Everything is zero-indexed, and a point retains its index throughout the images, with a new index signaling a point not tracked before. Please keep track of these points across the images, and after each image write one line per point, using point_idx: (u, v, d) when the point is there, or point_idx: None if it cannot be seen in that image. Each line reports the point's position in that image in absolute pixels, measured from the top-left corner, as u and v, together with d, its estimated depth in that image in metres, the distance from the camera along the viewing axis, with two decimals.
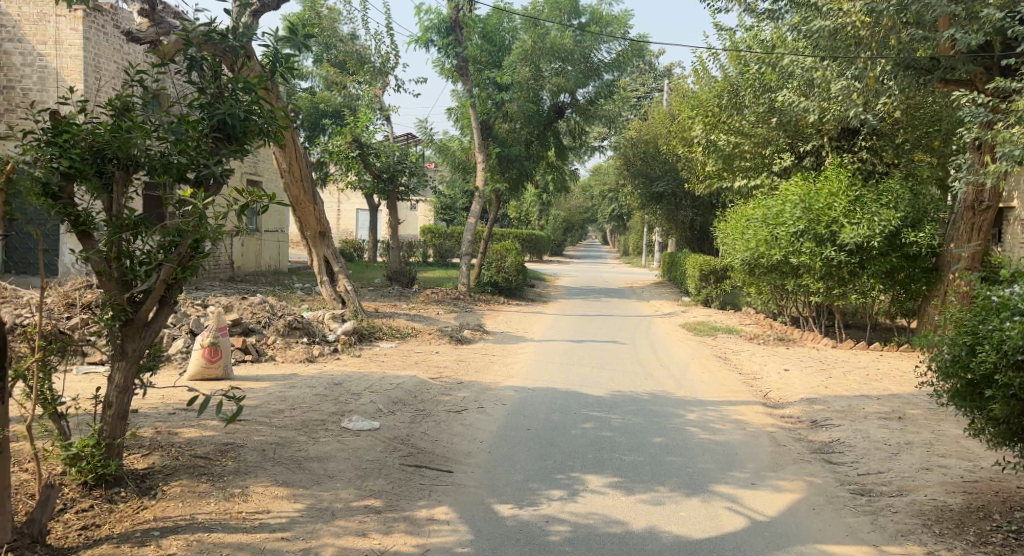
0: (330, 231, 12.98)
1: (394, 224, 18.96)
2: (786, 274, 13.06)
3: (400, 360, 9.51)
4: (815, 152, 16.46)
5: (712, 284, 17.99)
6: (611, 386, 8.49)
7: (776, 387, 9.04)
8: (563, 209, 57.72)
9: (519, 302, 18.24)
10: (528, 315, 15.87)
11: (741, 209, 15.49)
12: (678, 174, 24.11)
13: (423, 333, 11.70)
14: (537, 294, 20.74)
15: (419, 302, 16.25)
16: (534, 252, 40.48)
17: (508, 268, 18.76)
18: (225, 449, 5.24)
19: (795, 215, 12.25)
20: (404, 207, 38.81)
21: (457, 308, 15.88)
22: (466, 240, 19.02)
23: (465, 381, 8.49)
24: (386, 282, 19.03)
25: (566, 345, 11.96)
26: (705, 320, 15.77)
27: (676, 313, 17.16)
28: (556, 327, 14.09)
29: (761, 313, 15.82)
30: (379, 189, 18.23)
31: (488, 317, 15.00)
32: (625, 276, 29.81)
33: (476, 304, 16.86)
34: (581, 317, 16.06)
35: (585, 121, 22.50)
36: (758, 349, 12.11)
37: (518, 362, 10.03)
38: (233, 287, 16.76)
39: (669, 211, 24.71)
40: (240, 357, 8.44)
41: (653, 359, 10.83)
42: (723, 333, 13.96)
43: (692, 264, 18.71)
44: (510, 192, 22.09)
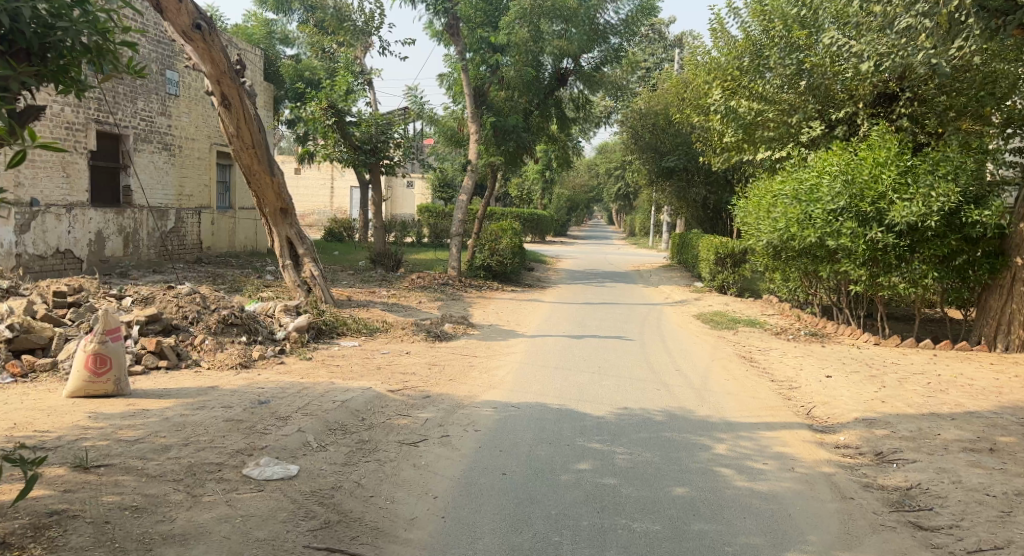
0: (293, 208, 11.20)
1: (379, 202, 17.24)
2: (822, 259, 11.30)
3: (360, 365, 7.81)
4: (851, 121, 14.63)
5: (729, 268, 16.20)
6: (616, 403, 6.75)
7: (821, 403, 7.29)
8: (568, 187, 55.87)
9: (515, 288, 16.54)
10: (525, 304, 14.16)
11: (768, 184, 13.70)
12: (690, 148, 22.27)
13: (396, 327, 9.99)
14: (536, 279, 19.02)
15: (402, 289, 14.55)
16: (537, 232, 38.74)
17: (503, 251, 17.02)
18: (44, 525, 3.56)
19: (833, 190, 10.54)
20: (400, 184, 37.09)
21: (444, 296, 14.18)
22: (457, 219, 17.28)
23: (433, 394, 6.78)
24: (370, 265, 17.33)
25: (564, 341, 10.25)
26: (722, 310, 14.02)
27: (690, 302, 15.39)
28: (554, 318, 12.37)
29: (786, 302, 14.06)
30: (361, 163, 16.43)
31: (477, 306, 13.29)
32: (632, 258, 28.06)
33: (466, 291, 15.15)
34: (583, 306, 14.33)
35: (590, 90, 20.63)
36: (788, 347, 10.37)
37: (503, 366, 8.31)
38: (196, 270, 15.08)
39: (680, 188, 22.89)
40: (152, 364, 6.74)
41: (666, 361, 9.11)
42: (745, 326, 12.22)
43: (707, 246, 16.95)
44: (508, 166, 20.28)
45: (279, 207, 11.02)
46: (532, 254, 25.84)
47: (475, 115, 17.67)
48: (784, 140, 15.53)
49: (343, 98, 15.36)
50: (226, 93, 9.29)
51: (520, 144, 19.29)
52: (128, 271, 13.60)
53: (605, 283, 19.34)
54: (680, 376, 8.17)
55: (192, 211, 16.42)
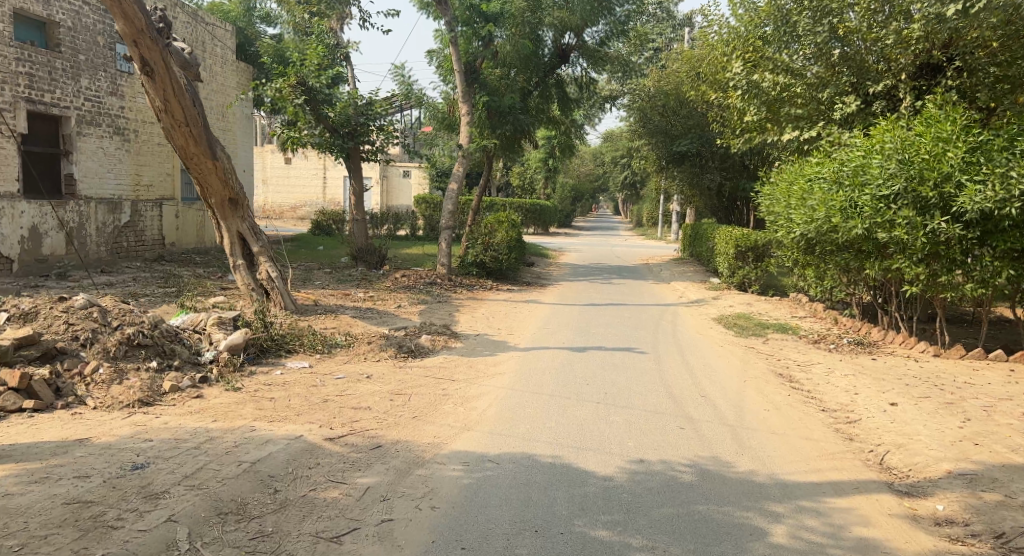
0: (245, 198, 9.56)
1: (360, 192, 15.57)
2: (869, 254, 9.58)
3: (301, 396, 6.16)
4: (890, 95, 12.88)
5: (751, 263, 14.51)
6: (629, 456, 5.06)
7: (897, 447, 5.59)
8: (573, 176, 54.18)
9: (512, 287, 14.90)
10: (521, 307, 12.49)
11: (798, 167, 11.98)
12: (703, 131, 20.52)
13: (361, 339, 8.34)
14: (537, 276, 17.38)
15: (382, 290, 12.90)
16: (540, 223, 37.05)
17: (498, 245, 15.34)
18: None
19: (886, 170, 8.81)
20: (396, 174, 35.57)
21: (429, 298, 12.53)
22: (447, 211, 15.61)
23: (386, 443, 5.13)
24: (351, 262, 15.71)
25: (564, 355, 8.60)
26: (746, 311, 12.34)
27: (708, 302, 13.70)
28: (553, 325, 10.71)
29: (819, 303, 12.34)
30: (337, 148, 14.69)
31: (466, 311, 11.61)
32: (641, 251, 26.39)
33: (456, 291, 13.51)
34: (587, 308, 12.68)
35: (594, 68, 18.93)
36: (833, 361, 8.66)
37: (486, 394, 6.63)
38: (153, 269, 13.48)
39: (691, 175, 21.17)
40: (14, 405, 5.13)
41: (688, 381, 7.44)
42: (775, 332, 10.55)
43: (725, 239, 15.26)
44: (504, 151, 18.61)
45: (228, 197, 9.40)
46: (533, 248, 24.17)
47: (467, 95, 15.96)
48: (813, 118, 13.79)
49: (315, 74, 13.63)
50: (147, 59, 7.64)
51: (518, 127, 17.61)
52: (69, 272, 12.01)
53: (611, 280, 17.70)
54: (709, 406, 6.49)
55: (152, 203, 14.81)
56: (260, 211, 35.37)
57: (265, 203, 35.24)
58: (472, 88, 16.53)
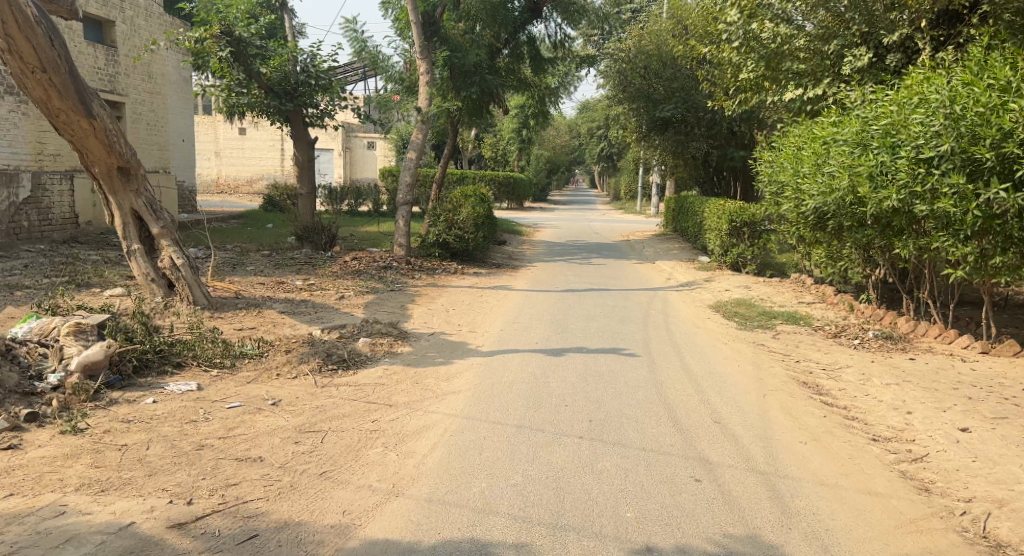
0: (137, 166, 7.69)
1: (305, 163, 13.66)
2: (902, 230, 7.98)
3: (165, 442, 4.41)
4: (904, 46, 11.21)
5: (746, 240, 12.94)
6: (628, 543, 3.42)
7: (997, 507, 3.99)
8: (549, 147, 52.33)
9: (479, 270, 13.19)
10: (487, 295, 10.79)
11: (808, 131, 10.34)
12: (688, 95, 18.83)
13: (279, 344, 6.57)
14: (508, 257, 15.68)
15: (326, 277, 11.08)
16: (514, 197, 35.29)
17: (463, 223, 13.54)
18: None
19: (930, 127, 7.20)
20: (360, 145, 33.59)
21: (381, 286, 10.77)
22: (404, 184, 13.74)
23: (265, 530, 3.42)
24: (295, 243, 13.82)
25: (536, 362, 6.92)
26: (745, 297, 10.76)
27: (700, 286, 12.11)
28: (524, 319, 9.03)
29: (829, 286, 10.79)
30: (274, 109, 12.73)
31: (422, 302, 9.87)
32: (620, 226, 24.82)
33: (413, 277, 11.75)
34: (564, 296, 11.01)
35: (569, 24, 17.11)
36: (864, 362, 7.08)
37: (431, 426, 4.94)
38: (56, 251, 11.55)
39: (677, 142, 19.57)
40: None
41: (693, 397, 5.81)
42: (785, 324, 8.96)
43: (717, 213, 13.65)
44: (470, 116, 16.75)
45: (116, 166, 7.52)
46: (505, 223, 22.47)
47: (425, 51, 14.02)
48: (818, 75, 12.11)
49: (242, 22, 11.78)
50: None
51: (486, 89, 15.75)
52: None
53: (590, 259, 16.08)
54: (727, 439, 4.85)
55: (60, 175, 12.79)
56: (214, 186, 33.27)
57: (218, 176, 33.18)
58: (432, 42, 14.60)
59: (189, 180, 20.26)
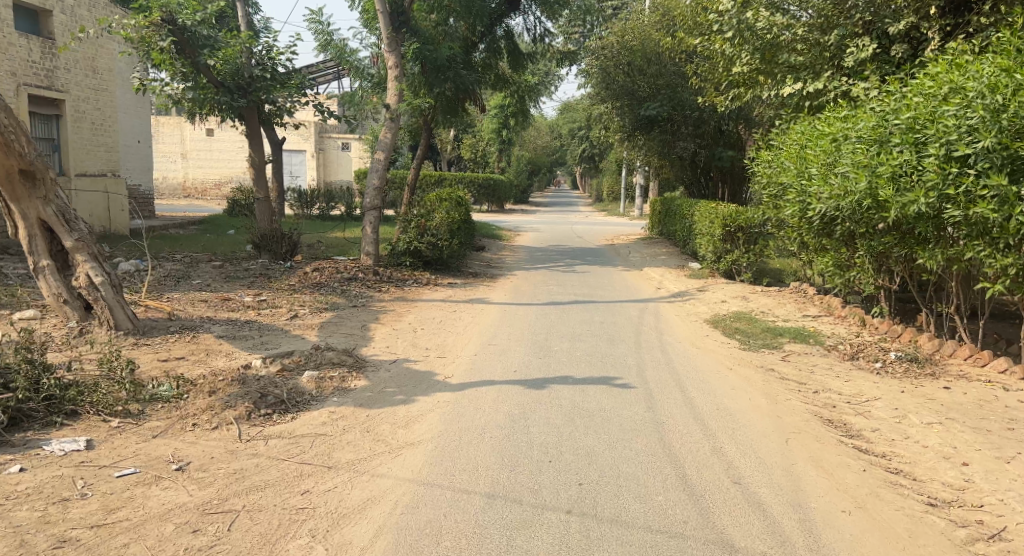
0: (42, 168, 6.57)
1: (263, 165, 12.53)
2: (928, 237, 7.03)
3: (14, 535, 3.31)
4: (909, 37, 10.31)
5: (741, 246, 12.00)
6: None
7: None
8: (530, 148, 51.35)
9: (454, 281, 12.12)
10: (460, 310, 9.73)
11: (813, 127, 9.38)
12: (674, 92, 17.91)
13: (203, 382, 5.47)
14: (485, 264, 14.65)
15: (281, 291, 9.98)
16: (494, 199, 34.24)
17: (436, 229, 12.44)
18: None
19: (965, 120, 6.24)
20: (333, 146, 32.38)
21: (342, 301, 9.70)
22: (371, 187, 12.59)
23: None
24: (252, 252, 12.68)
25: (513, 398, 5.87)
26: (743, 310, 9.81)
27: (693, 297, 11.15)
28: (500, 339, 7.99)
29: (836, 296, 9.85)
30: (225, 106, 11.61)
31: (385, 319, 8.80)
32: (604, 229, 23.85)
33: (379, 289, 10.67)
34: (545, 310, 9.99)
35: (549, 16, 16.15)
36: (894, 391, 6.11)
37: (378, 498, 3.88)
38: None
39: (663, 141, 18.64)
40: None
41: (703, 445, 4.79)
42: (794, 342, 7.98)
43: (709, 216, 12.72)
44: (444, 115, 15.70)
45: (14, 168, 6.39)
46: (484, 227, 21.43)
47: (393, 44, 12.93)
48: (816, 68, 11.20)
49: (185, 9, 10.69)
50: None
51: (460, 85, 14.70)
52: None
53: (574, 266, 15.08)
54: (753, 509, 3.84)
55: None
56: (180, 189, 31.98)
57: (185, 179, 31.92)
58: (401, 34, 13.50)
59: (145, 183, 19.02)
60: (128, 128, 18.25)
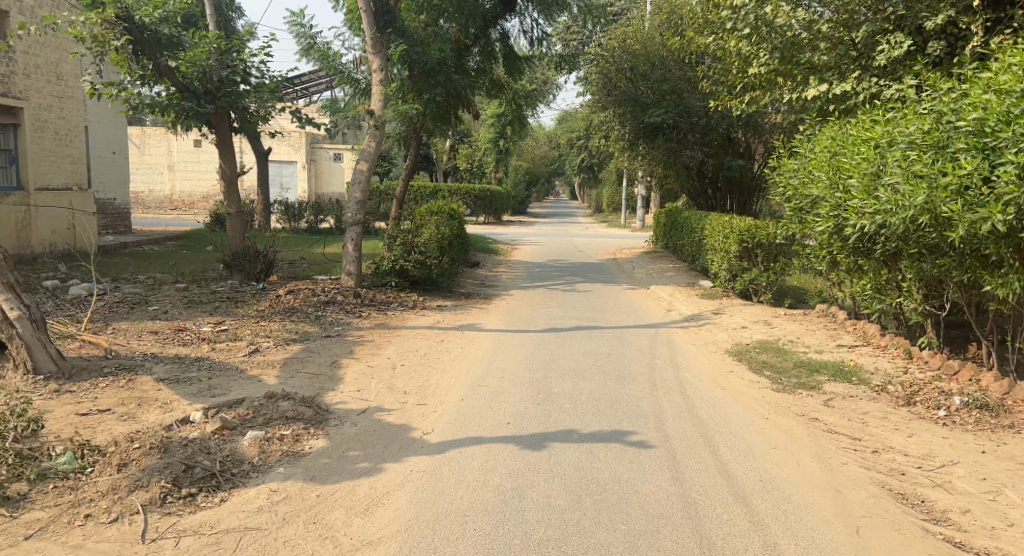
0: None
1: (235, 177, 11.46)
2: (999, 262, 5.93)
3: None
4: (947, 32, 9.22)
5: (760, 264, 10.95)
6: None
7: None
8: (528, 158, 50.33)
9: (444, 303, 11.03)
10: (449, 338, 8.64)
11: (849, 132, 8.29)
12: (680, 98, 16.85)
13: (114, 449, 4.37)
14: (480, 282, 13.54)
15: (247, 318, 8.89)
16: (491, 211, 33.17)
17: (424, 246, 11.31)
18: None
19: None
20: (325, 156, 31.34)
21: (316, 329, 8.60)
22: (352, 200, 11.45)
23: None
24: (223, 272, 11.59)
25: (506, 462, 4.77)
26: (768, 337, 8.72)
27: (708, 320, 10.06)
28: (493, 377, 6.89)
29: (872, 322, 8.78)
30: (190, 113, 10.52)
31: (362, 350, 7.70)
32: (606, 242, 22.73)
33: (360, 314, 9.58)
34: (544, 338, 8.90)
35: (547, 19, 15.22)
36: (972, 451, 5.01)
37: None
38: None
39: (669, 150, 17.59)
40: None
41: (752, 542, 3.71)
42: (834, 381, 6.88)
43: (723, 230, 11.68)
44: (436, 122, 14.64)
45: None
46: (479, 241, 20.37)
47: (377, 45, 11.83)
48: (840, 69, 10.06)
49: (144, 5, 9.62)
50: None
51: (451, 90, 13.62)
52: None
53: (575, 284, 13.99)
54: None
55: None
56: (167, 202, 30.91)
57: (172, 192, 30.86)
58: (386, 34, 12.41)
59: (121, 197, 17.95)
60: (101, 139, 17.21)
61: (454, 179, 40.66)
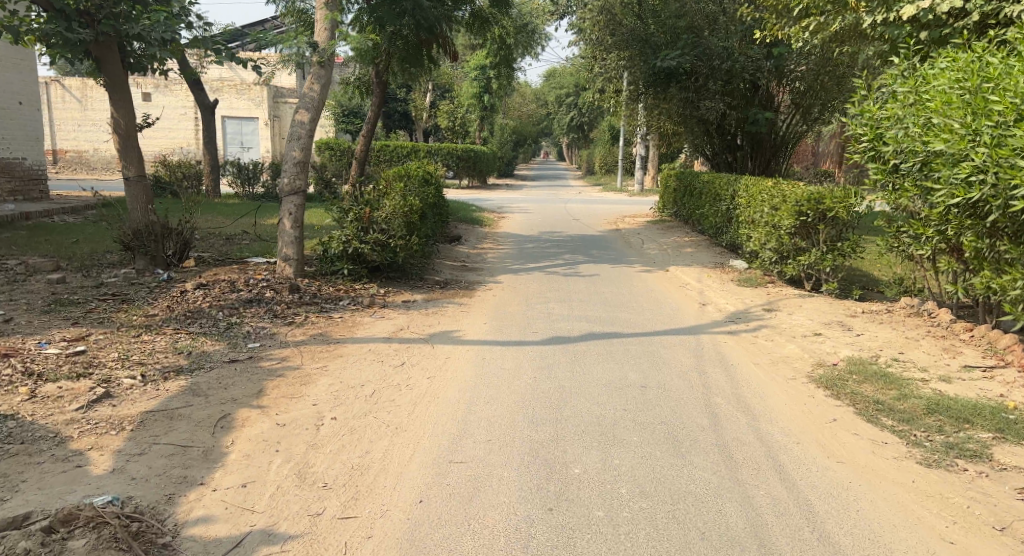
0: None
1: (134, 133, 8.73)
2: None
3: None
4: None
5: (822, 244, 8.50)
6: None
7: None
8: (516, 116, 47.32)
9: (413, 296, 8.48)
10: (413, 358, 6.09)
11: (995, 60, 5.72)
12: (697, 39, 14.40)
13: None
14: (459, 264, 10.94)
15: (125, 329, 6.27)
16: (476, 173, 30.43)
17: (385, 223, 8.69)
18: None
19: None
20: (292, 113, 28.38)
21: (219, 347, 6.01)
22: (289, 162, 8.65)
23: None
24: (123, 254, 8.90)
25: None
26: (858, 354, 6.25)
27: (762, 321, 7.59)
28: (472, 439, 4.36)
29: (1000, 329, 6.36)
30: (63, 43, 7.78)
31: (275, 387, 5.13)
32: (604, 209, 20.16)
33: (293, 318, 7.00)
34: (546, 352, 6.38)
35: None
36: None
37: None
38: None
39: (685, 103, 15.23)
40: None
41: None
42: (1004, 442, 4.42)
43: (772, 199, 9.20)
44: (405, 65, 11.89)
45: None
46: (462, 208, 17.80)
47: None
48: None
49: None
50: None
51: (421, 21, 10.73)
52: None
53: (577, 265, 11.42)
54: None
55: None
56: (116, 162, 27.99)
57: None
58: None
59: (34, 155, 15.05)
60: (3, 86, 14.27)
61: (435, 139, 37.59)
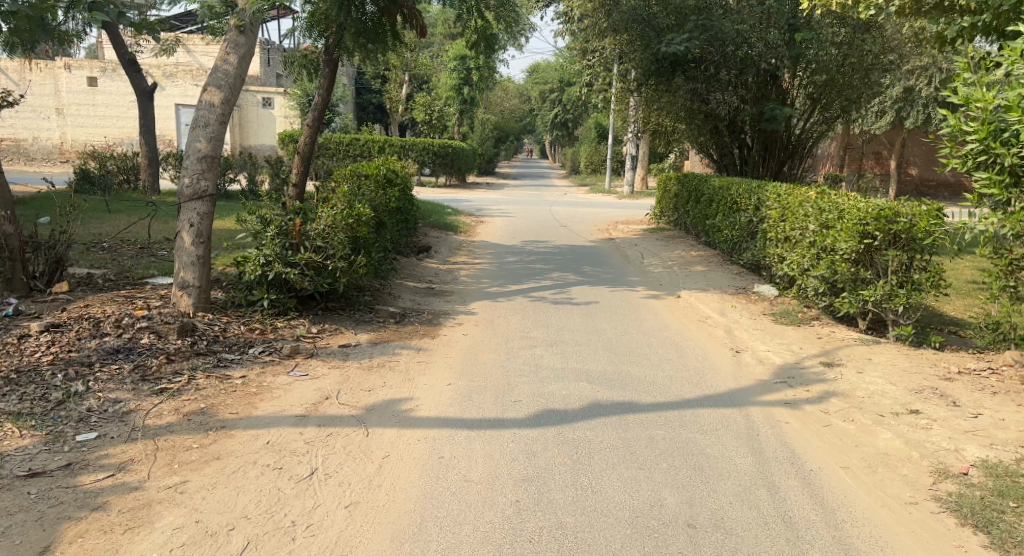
0: None
1: None
2: None
3: None
4: None
5: (892, 276, 6.54)
6: None
7: None
8: (497, 111, 45.16)
9: (353, 337, 6.37)
10: (333, 458, 4.00)
11: None
12: (708, 20, 12.34)
13: None
14: (424, 287, 8.82)
15: None
16: (454, 170, 28.25)
17: (321, 238, 6.56)
18: None
19: None
20: (254, 102, 26.09)
21: (25, 442, 3.85)
22: (191, 156, 6.46)
23: None
24: None
25: None
26: (993, 454, 4.24)
27: (826, 385, 5.57)
28: None
29: None
30: None
31: (73, 543, 3.01)
32: (593, 214, 18.13)
33: (169, 381, 4.85)
34: (534, 444, 4.33)
35: None
36: None
37: None
38: None
39: (693, 95, 13.19)
40: None
41: None
42: None
43: (823, 213, 7.21)
44: (360, 42, 9.69)
45: None
46: (434, 212, 15.66)
47: None
48: None
49: None
50: None
51: None
52: None
53: (568, 287, 9.35)
54: None
55: None
56: (57, 152, 25.34)
57: (61, 140, 25.31)
58: None
59: None
60: None
61: (411, 134, 35.21)
